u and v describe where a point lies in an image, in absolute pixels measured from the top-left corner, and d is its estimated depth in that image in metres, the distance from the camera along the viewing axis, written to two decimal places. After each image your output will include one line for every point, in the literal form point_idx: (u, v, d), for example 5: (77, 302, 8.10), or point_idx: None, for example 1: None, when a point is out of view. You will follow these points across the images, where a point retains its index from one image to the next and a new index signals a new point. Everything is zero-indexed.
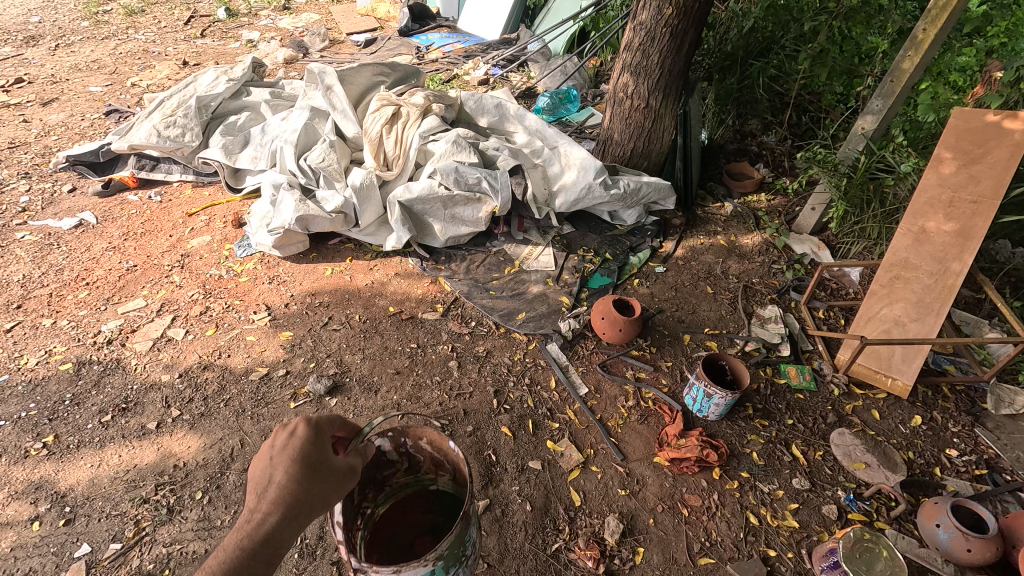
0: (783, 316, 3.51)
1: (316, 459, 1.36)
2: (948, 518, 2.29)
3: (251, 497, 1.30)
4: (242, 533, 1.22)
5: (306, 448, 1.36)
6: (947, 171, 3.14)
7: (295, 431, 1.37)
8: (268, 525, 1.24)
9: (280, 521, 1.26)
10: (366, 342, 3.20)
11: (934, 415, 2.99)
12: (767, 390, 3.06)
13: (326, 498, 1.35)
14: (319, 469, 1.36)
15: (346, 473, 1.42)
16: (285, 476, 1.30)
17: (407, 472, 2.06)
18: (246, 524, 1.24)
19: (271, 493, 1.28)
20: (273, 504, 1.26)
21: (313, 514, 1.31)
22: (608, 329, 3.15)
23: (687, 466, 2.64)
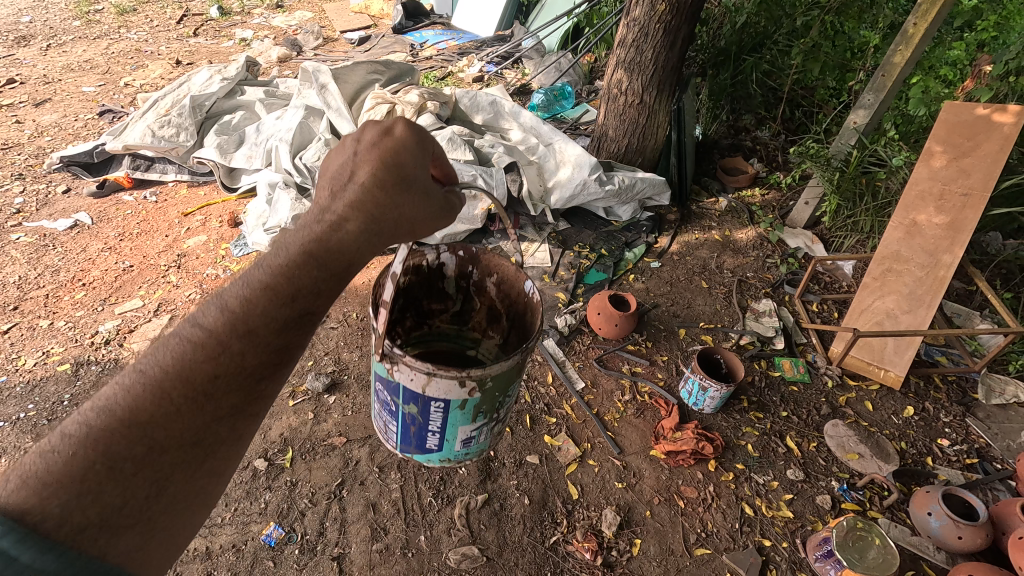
0: (777, 310, 3.54)
1: (408, 171, 1.20)
2: (939, 507, 2.33)
3: (330, 189, 1.18)
4: (314, 234, 1.13)
5: (398, 150, 1.19)
6: (938, 165, 3.18)
7: (391, 129, 1.20)
8: (342, 233, 1.15)
9: (358, 231, 1.16)
10: (364, 339, 3.22)
11: (926, 406, 3.03)
12: (761, 383, 3.09)
13: (405, 231, 1.25)
14: (402, 196, 1.20)
15: (439, 205, 1.29)
16: (374, 176, 1.16)
17: (456, 319, 2.14)
18: (316, 224, 1.15)
19: (353, 189, 1.16)
20: (353, 207, 1.15)
21: (390, 237, 1.22)
22: (604, 324, 3.19)
23: (683, 458, 2.67)
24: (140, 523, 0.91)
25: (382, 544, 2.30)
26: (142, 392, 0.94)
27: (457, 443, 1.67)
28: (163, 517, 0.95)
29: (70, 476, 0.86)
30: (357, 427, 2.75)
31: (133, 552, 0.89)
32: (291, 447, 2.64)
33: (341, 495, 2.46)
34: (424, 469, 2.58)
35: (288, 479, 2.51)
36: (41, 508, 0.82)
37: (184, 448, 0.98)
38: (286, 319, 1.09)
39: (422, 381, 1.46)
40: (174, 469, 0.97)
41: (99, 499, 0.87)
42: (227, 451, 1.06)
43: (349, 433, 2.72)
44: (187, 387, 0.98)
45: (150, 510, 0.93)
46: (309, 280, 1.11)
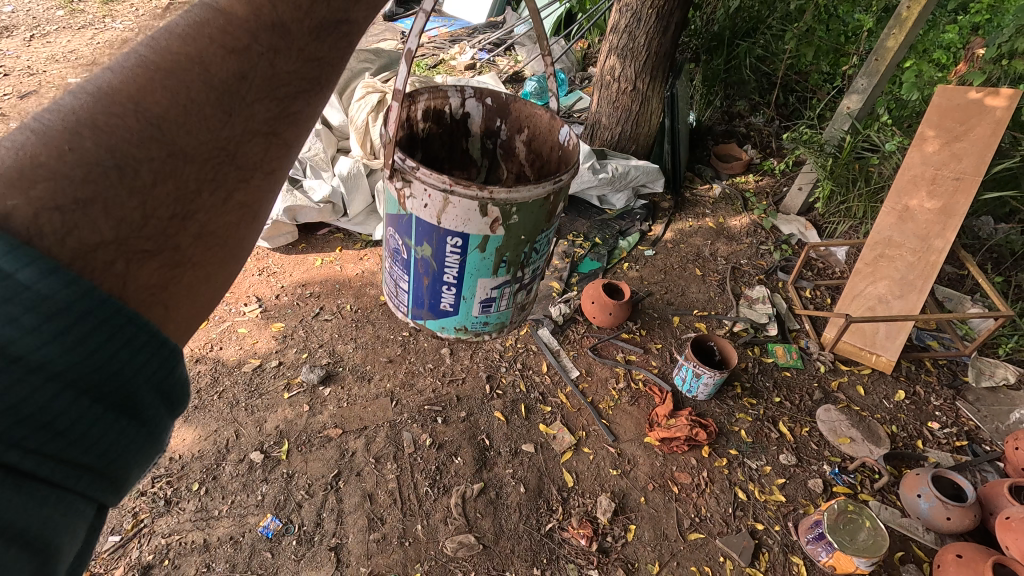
0: (771, 296, 3.55)
1: None
2: (929, 488, 2.36)
3: None
4: None
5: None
6: (931, 150, 3.18)
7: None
8: None
9: None
10: (358, 331, 3.22)
11: (917, 390, 3.07)
12: (755, 369, 3.11)
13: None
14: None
15: None
16: None
17: None
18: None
19: None
20: None
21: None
22: (598, 313, 3.18)
23: (677, 445, 2.70)
24: (156, 256, 0.63)
25: (378, 534, 2.32)
26: (146, 71, 0.62)
27: (475, 305, 1.47)
28: (189, 259, 0.66)
29: (64, 171, 0.57)
30: (352, 418, 2.76)
31: (150, 296, 0.62)
32: (287, 439, 2.64)
33: (337, 486, 2.48)
34: (420, 459, 2.60)
35: (284, 471, 2.52)
36: (23, 214, 0.54)
37: (215, 161, 0.66)
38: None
39: (438, 206, 1.26)
40: (201, 186, 0.66)
41: (105, 211, 0.58)
42: (266, 187, 0.74)
43: (345, 425, 2.73)
44: (209, 67, 0.64)
45: (172, 242, 0.64)
46: None
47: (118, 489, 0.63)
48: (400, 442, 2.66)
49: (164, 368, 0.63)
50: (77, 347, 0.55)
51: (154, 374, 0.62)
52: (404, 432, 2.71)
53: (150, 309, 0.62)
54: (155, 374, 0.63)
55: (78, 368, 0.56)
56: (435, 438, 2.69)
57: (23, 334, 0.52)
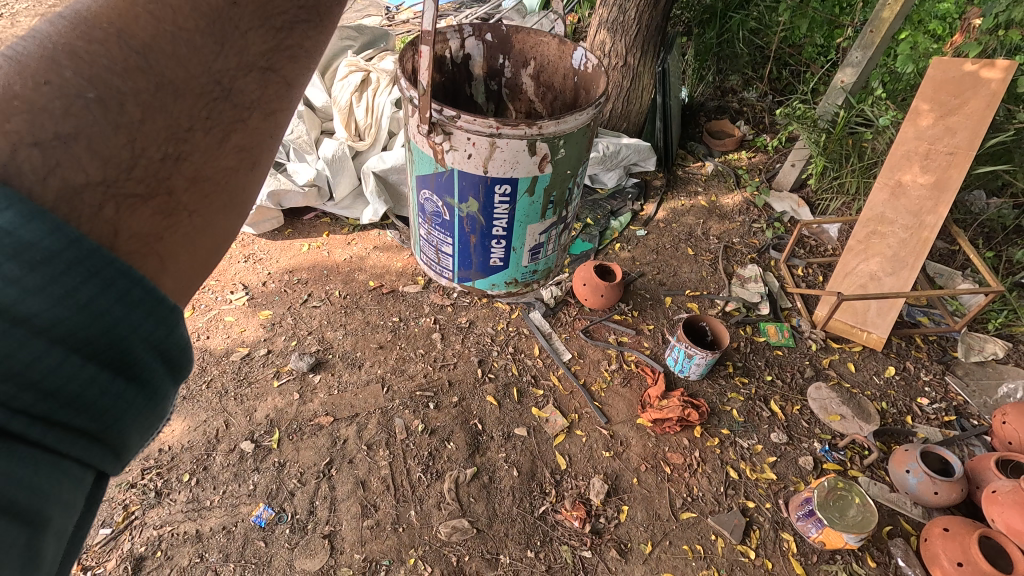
0: (763, 275, 3.53)
1: None
2: (917, 464, 2.39)
3: None
4: None
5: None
6: (925, 124, 3.13)
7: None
8: None
9: None
10: (348, 318, 3.17)
11: (907, 366, 3.08)
12: (747, 349, 3.11)
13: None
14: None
15: None
16: None
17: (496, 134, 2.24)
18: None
19: None
20: None
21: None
22: (590, 295, 3.15)
23: (669, 426, 2.70)
24: (148, 194, 0.60)
25: (372, 521, 2.32)
26: (125, 10, 0.62)
27: (523, 253, 1.55)
28: (186, 201, 0.63)
29: (44, 105, 0.57)
30: (343, 406, 2.74)
31: (143, 242, 0.58)
32: (278, 428, 2.62)
33: (330, 474, 2.47)
34: (413, 445, 2.59)
35: (275, 460, 2.50)
36: (5, 150, 0.53)
37: (205, 98, 0.64)
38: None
39: (484, 152, 1.31)
40: (192, 122, 0.63)
41: (93, 147, 0.57)
42: (262, 131, 0.71)
43: (336, 412, 2.70)
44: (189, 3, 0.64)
45: (166, 184, 0.62)
46: None
47: (118, 458, 0.59)
48: (392, 429, 2.65)
49: (160, 327, 0.58)
50: (60, 295, 0.51)
51: (143, 329, 0.56)
52: (396, 418, 2.69)
53: (146, 251, 0.58)
54: (153, 335, 0.57)
55: (66, 323, 0.51)
56: (428, 423, 2.67)
57: (1, 279, 0.48)
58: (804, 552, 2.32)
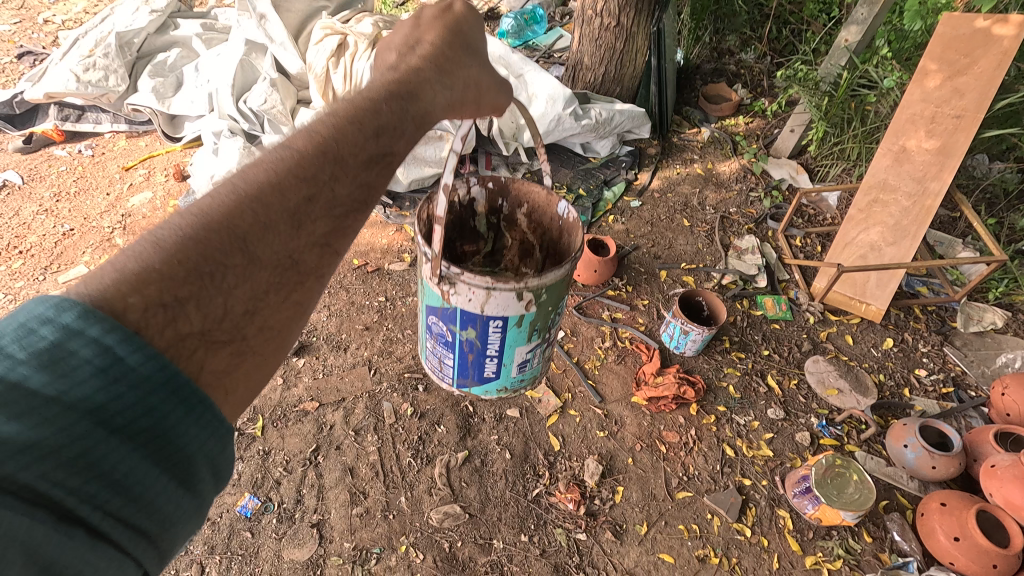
0: (760, 246, 3.43)
1: (468, 41, 1.26)
2: (916, 439, 2.35)
3: (396, 54, 1.17)
4: (396, 77, 1.08)
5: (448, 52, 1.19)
6: (931, 85, 2.97)
7: (433, 37, 1.22)
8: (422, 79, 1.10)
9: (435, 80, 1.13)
10: (332, 298, 3.05)
11: (905, 337, 3.03)
12: (743, 323, 3.04)
13: (464, 96, 1.20)
14: (455, 72, 1.18)
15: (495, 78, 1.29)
16: (438, 37, 1.21)
17: (490, 259, 2.09)
18: (390, 80, 1.07)
19: (420, 51, 1.17)
20: (427, 59, 1.15)
21: (453, 90, 1.16)
22: (583, 270, 3.05)
23: (664, 404, 2.65)
24: (227, 342, 0.80)
25: (361, 508, 2.26)
26: (235, 200, 0.82)
27: (514, 368, 1.58)
28: (248, 347, 0.83)
29: (171, 273, 0.74)
30: (329, 390, 2.65)
31: (217, 378, 0.79)
32: (261, 415, 2.53)
33: (317, 461, 2.39)
34: (402, 429, 2.52)
35: (260, 448, 2.42)
36: (138, 310, 0.72)
37: (278, 271, 0.85)
38: (379, 151, 0.97)
39: (481, 300, 1.35)
40: (267, 288, 0.84)
41: (198, 309, 0.76)
42: (314, 288, 0.92)
43: (321, 397, 2.62)
44: (284, 202, 0.85)
45: (238, 337, 0.82)
46: (394, 114, 1.02)
47: (161, 559, 0.73)
48: (380, 413, 2.57)
49: (217, 443, 0.77)
50: (152, 412, 0.71)
51: (207, 446, 0.76)
52: (384, 401, 2.61)
53: (218, 386, 0.79)
54: (211, 453, 0.77)
55: (153, 430, 0.71)
56: (417, 407, 2.59)
57: (129, 402, 0.69)
58: (800, 528, 2.30)
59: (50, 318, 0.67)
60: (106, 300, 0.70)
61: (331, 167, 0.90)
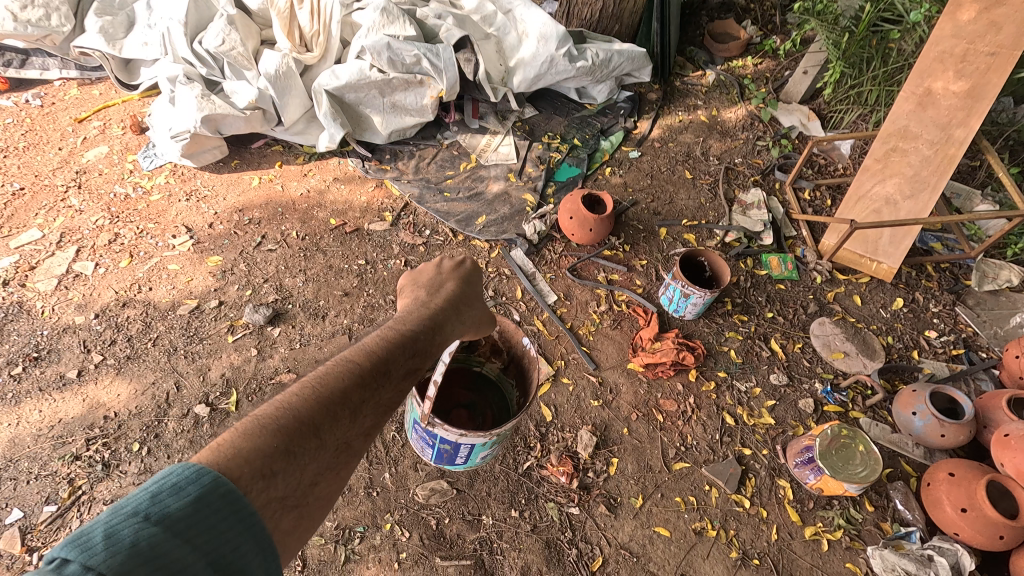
0: (767, 201, 3.21)
1: (474, 295, 1.51)
2: (925, 406, 2.24)
3: (421, 292, 1.43)
4: (425, 314, 1.35)
5: (468, 283, 1.51)
6: (965, 19, 2.65)
7: (460, 270, 1.51)
8: (441, 315, 1.37)
9: (451, 316, 1.40)
10: (308, 262, 2.84)
11: (916, 297, 2.87)
12: (747, 284, 2.86)
13: (474, 322, 1.49)
14: (472, 303, 1.48)
15: (484, 317, 1.53)
16: (455, 284, 1.47)
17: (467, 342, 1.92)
18: (424, 311, 1.36)
19: (443, 293, 1.43)
20: (448, 302, 1.41)
21: (467, 321, 1.46)
22: (577, 229, 2.83)
23: (662, 370, 2.51)
24: (295, 508, 0.98)
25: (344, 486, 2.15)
26: (315, 399, 1.04)
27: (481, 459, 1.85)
28: (308, 513, 1.00)
29: (272, 448, 0.94)
30: (307, 361, 2.49)
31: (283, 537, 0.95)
32: (235, 388, 2.38)
33: None
34: None
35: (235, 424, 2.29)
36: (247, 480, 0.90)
37: (335, 453, 1.05)
38: (409, 368, 1.24)
39: (456, 434, 1.61)
40: (326, 465, 1.03)
41: (284, 479, 0.95)
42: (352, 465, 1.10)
43: (299, 369, 2.46)
44: (348, 404, 1.07)
45: (303, 500, 0.99)
46: (422, 345, 1.27)
47: None
48: None
49: None
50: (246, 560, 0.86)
51: None
52: None
53: (283, 545, 0.95)
54: None
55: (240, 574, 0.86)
56: None
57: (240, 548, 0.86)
58: (801, 498, 2.22)
59: (190, 480, 0.85)
60: (229, 470, 0.89)
61: (379, 378, 1.15)
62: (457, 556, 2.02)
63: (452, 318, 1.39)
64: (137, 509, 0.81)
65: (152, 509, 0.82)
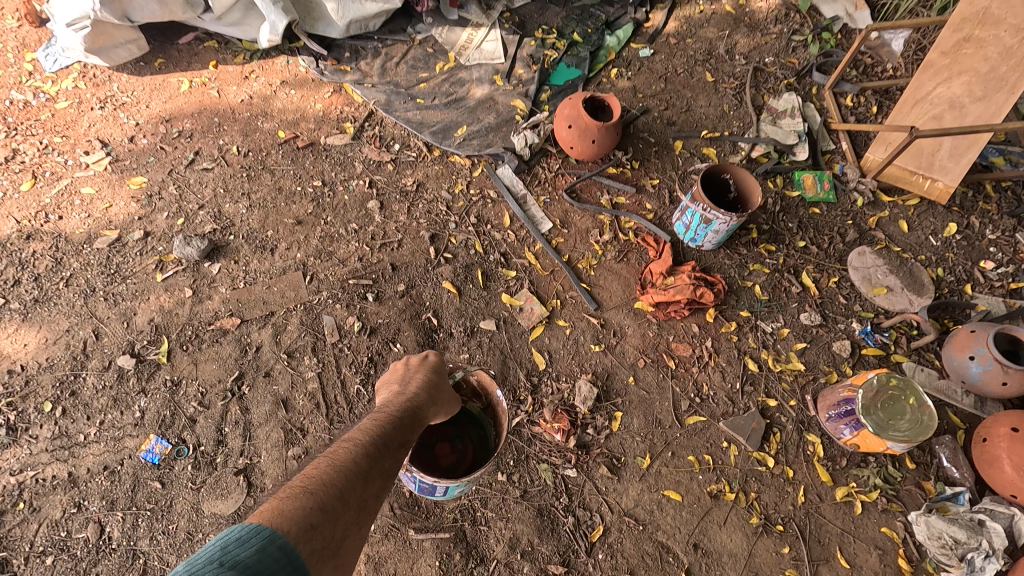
0: (803, 107, 2.69)
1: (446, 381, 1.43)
2: (986, 350, 1.88)
3: (392, 386, 1.34)
4: (404, 397, 1.27)
5: (439, 368, 1.43)
6: None
7: (427, 359, 1.44)
8: (420, 394, 1.30)
9: (430, 396, 1.32)
10: (252, 184, 2.34)
11: (971, 222, 2.44)
12: (776, 207, 2.42)
13: (448, 405, 1.40)
14: (445, 387, 1.40)
15: (452, 399, 1.42)
16: (426, 372, 1.39)
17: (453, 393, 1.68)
18: (399, 397, 1.27)
19: (416, 378, 1.36)
20: (424, 385, 1.34)
21: (444, 403, 1.36)
22: (577, 141, 2.34)
23: (675, 310, 2.13)
24: (333, 561, 0.86)
25: (300, 449, 1.82)
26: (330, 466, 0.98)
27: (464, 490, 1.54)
28: (345, 570, 0.89)
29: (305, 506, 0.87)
30: (253, 303, 2.07)
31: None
32: (167, 336, 1.99)
33: (240, 393, 1.90)
34: (348, 350, 2.00)
35: (167, 379, 1.91)
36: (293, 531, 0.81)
37: (357, 513, 0.95)
38: (405, 441, 1.16)
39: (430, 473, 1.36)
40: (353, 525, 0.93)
41: (324, 532, 0.86)
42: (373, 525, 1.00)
43: (243, 312, 2.05)
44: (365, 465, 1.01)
45: (339, 549, 0.88)
46: (409, 424, 1.20)
47: None
48: (319, 330, 2.03)
49: None
50: None
51: None
52: (324, 316, 2.06)
53: None
54: None
55: None
56: (365, 322, 2.06)
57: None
58: (831, 456, 1.92)
59: (251, 533, 0.77)
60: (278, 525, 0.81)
61: (385, 444, 1.10)
62: (433, 528, 1.73)
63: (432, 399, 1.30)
64: (208, 558, 0.72)
65: (223, 557, 0.73)
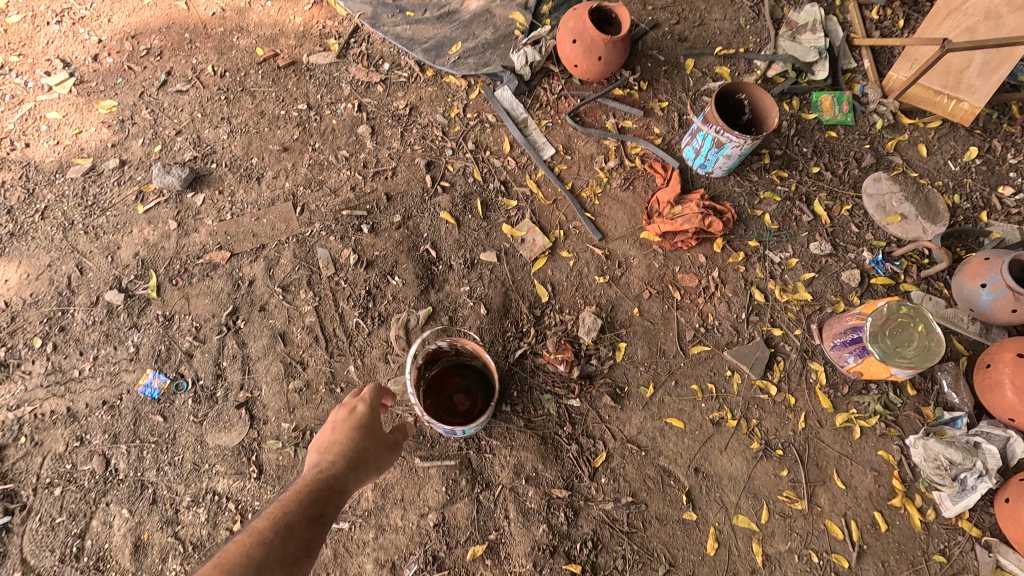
0: (825, 21, 2.48)
1: (378, 434, 1.31)
2: (1000, 277, 1.84)
3: (316, 453, 1.27)
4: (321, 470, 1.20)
5: (368, 420, 1.32)
6: None
7: (355, 411, 1.33)
8: (338, 465, 1.22)
9: (348, 467, 1.23)
10: (232, 108, 2.17)
11: (993, 146, 2.33)
12: (790, 131, 2.29)
13: (379, 463, 1.30)
14: (376, 447, 1.29)
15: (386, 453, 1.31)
16: (353, 430, 1.29)
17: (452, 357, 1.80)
18: (313, 471, 1.21)
19: (341, 441, 1.26)
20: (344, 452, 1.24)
21: (371, 467, 1.27)
22: (581, 59, 2.15)
23: (682, 241, 2.06)
24: None
25: (300, 382, 1.80)
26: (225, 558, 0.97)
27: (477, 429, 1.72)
28: None
29: None
30: (242, 235, 1.98)
31: None
32: (154, 271, 1.91)
33: (236, 327, 1.86)
34: (344, 283, 1.93)
35: (159, 314, 1.86)
36: None
37: None
38: (316, 518, 1.13)
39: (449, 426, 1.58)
40: None
41: None
42: None
43: (233, 245, 1.96)
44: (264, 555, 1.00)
45: None
46: (322, 499, 1.16)
47: None
48: (313, 263, 1.96)
49: None
50: None
51: None
52: (318, 248, 1.98)
53: None
54: None
55: None
56: (361, 254, 1.98)
57: None
58: (834, 384, 1.93)
59: None
60: None
61: (284, 533, 1.06)
62: (438, 457, 1.74)
63: (353, 471, 1.22)
64: None
65: None
